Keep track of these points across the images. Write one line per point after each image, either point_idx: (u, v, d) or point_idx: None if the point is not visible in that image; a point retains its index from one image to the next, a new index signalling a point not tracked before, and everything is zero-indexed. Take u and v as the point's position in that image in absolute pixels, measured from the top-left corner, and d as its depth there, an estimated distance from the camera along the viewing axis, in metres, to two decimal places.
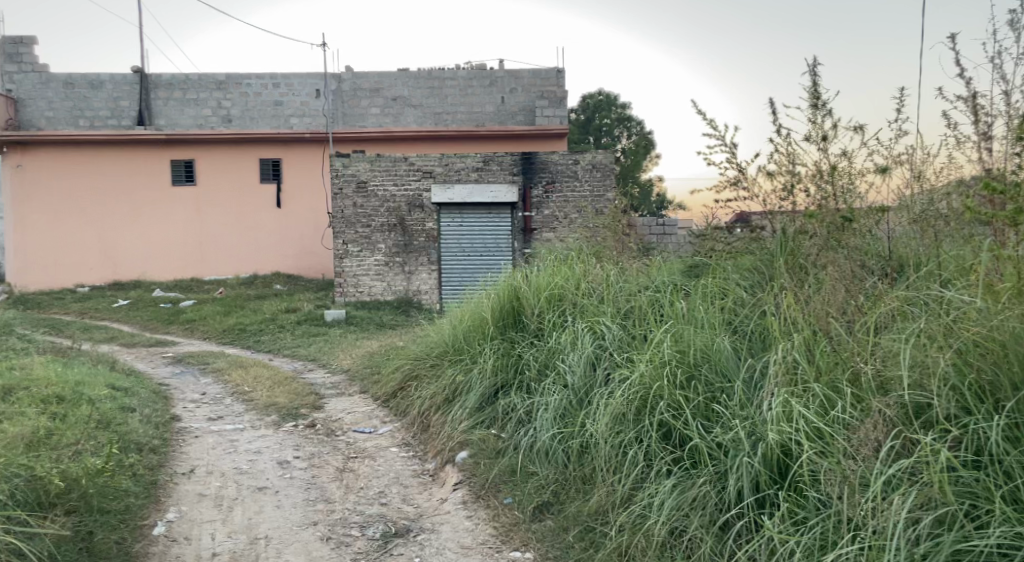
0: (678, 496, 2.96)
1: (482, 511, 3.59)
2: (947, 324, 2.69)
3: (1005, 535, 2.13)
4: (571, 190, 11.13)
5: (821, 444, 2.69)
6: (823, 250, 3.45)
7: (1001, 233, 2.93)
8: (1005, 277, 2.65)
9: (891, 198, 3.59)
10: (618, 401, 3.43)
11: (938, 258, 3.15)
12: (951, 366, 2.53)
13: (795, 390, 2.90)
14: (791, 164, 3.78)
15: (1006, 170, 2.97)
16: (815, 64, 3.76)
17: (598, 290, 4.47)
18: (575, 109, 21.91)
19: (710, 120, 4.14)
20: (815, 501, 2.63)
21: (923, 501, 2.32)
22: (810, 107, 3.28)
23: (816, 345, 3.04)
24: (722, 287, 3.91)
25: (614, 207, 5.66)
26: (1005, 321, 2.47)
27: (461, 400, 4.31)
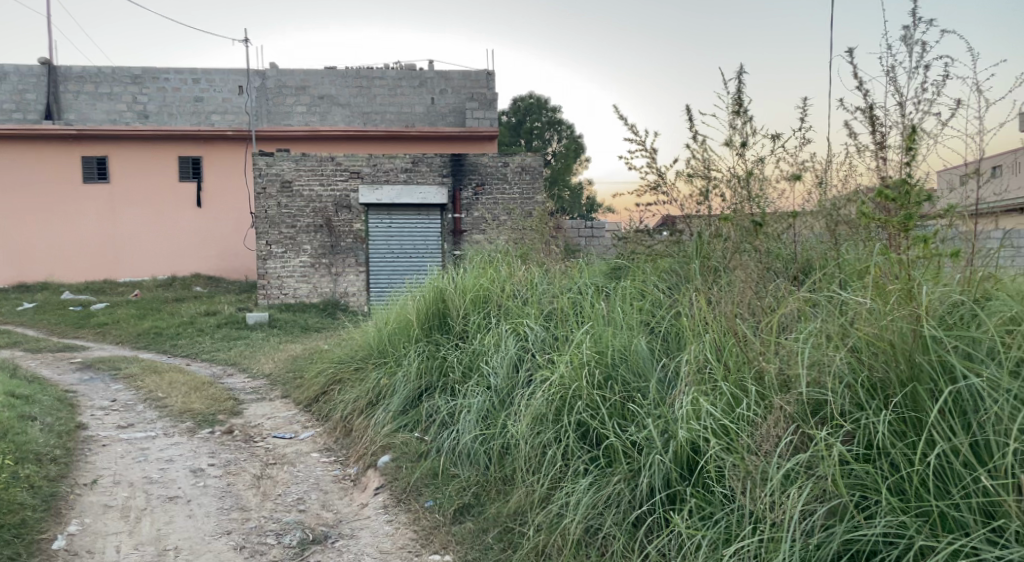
0: (594, 494, 3.00)
1: (403, 515, 3.54)
2: (843, 324, 2.84)
3: (890, 523, 2.27)
4: (501, 192, 11.19)
5: (726, 440, 2.79)
6: (734, 253, 3.57)
7: (893, 238, 3.10)
8: (895, 279, 2.81)
9: (802, 203, 3.75)
10: (538, 403, 3.47)
11: (838, 262, 3.31)
12: (846, 364, 2.68)
13: (703, 388, 3.00)
14: (707, 170, 3.91)
15: (897, 178, 3.14)
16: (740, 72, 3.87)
17: (522, 292, 4.52)
18: (507, 113, 21.94)
19: (631, 126, 4.23)
20: (721, 496, 2.72)
21: (818, 493, 2.46)
22: (732, 113, 3.35)
23: (725, 344, 3.15)
24: (641, 289, 4.01)
25: (537, 211, 5.72)
26: (894, 322, 2.62)
27: (385, 404, 4.27)
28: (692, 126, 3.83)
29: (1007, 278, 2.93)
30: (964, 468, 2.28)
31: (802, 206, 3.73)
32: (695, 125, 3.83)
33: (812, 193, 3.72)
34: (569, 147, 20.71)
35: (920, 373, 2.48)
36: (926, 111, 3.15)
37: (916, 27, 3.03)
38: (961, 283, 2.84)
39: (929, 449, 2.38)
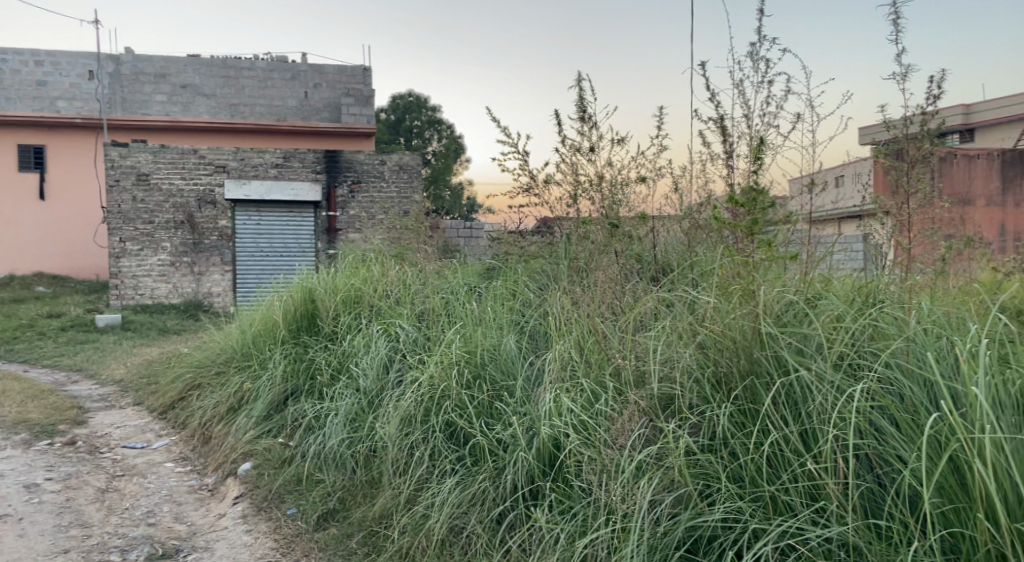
0: (459, 493, 3.01)
1: (263, 524, 3.40)
2: (693, 322, 3.01)
3: (728, 509, 2.42)
4: (377, 190, 11.04)
5: (585, 435, 2.88)
6: (598, 254, 3.70)
7: (739, 241, 3.30)
8: (737, 280, 3.04)
9: (667, 208, 3.96)
10: (406, 403, 3.43)
11: (690, 264, 3.50)
12: (694, 359, 2.86)
13: (564, 385, 3.09)
14: (574, 173, 4.00)
15: (744, 185, 3.35)
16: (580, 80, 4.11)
17: (394, 291, 4.47)
18: (383, 109, 21.69)
19: (505, 128, 4.30)
20: (580, 490, 2.79)
21: (667, 483, 2.58)
22: (577, 119, 3.48)
23: (587, 343, 3.26)
24: (513, 288, 4.09)
25: (402, 212, 5.70)
26: (737, 319, 2.82)
27: (248, 409, 4.10)
28: (562, 130, 3.90)
29: (833, 279, 3.21)
30: (793, 454, 2.47)
31: (670, 213, 3.94)
32: (563, 129, 3.92)
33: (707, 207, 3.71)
34: (448, 147, 20.72)
35: (758, 366, 2.69)
36: (769, 122, 3.39)
37: (762, 44, 3.26)
38: (799, 284, 3.08)
39: (764, 438, 2.57)
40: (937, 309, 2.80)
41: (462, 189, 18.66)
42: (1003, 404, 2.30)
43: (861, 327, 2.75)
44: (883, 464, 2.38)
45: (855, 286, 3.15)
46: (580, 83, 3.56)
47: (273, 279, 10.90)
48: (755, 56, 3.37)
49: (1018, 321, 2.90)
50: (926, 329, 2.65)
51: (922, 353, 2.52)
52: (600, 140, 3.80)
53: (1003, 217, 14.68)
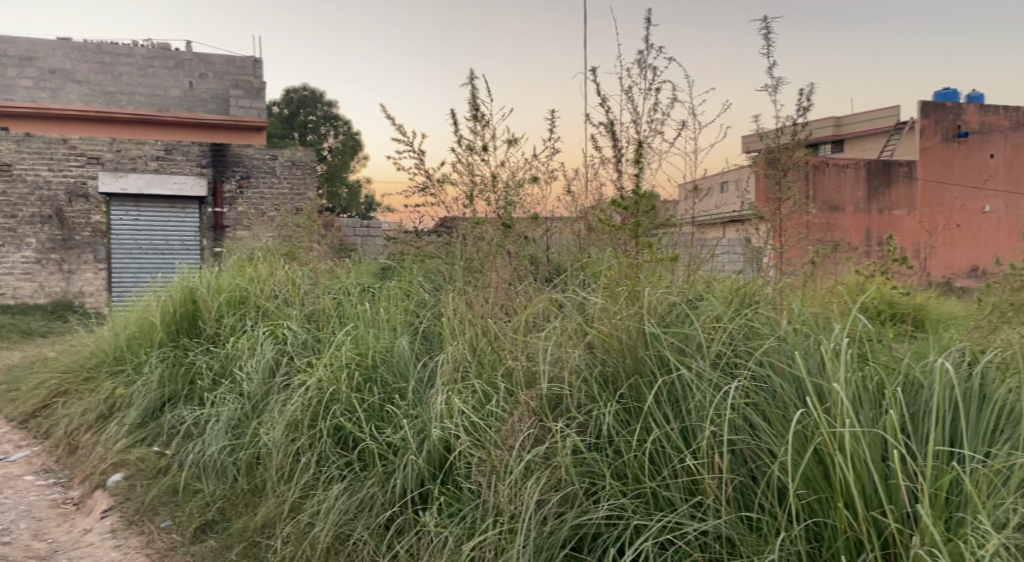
0: (347, 499, 2.93)
1: (134, 538, 3.17)
2: (582, 322, 3.06)
3: (612, 506, 2.48)
4: (267, 186, 10.63)
5: (476, 436, 2.86)
6: (491, 254, 3.67)
7: (626, 244, 3.38)
8: (623, 282, 3.12)
9: (564, 211, 3.99)
10: (293, 408, 3.29)
11: (582, 265, 3.57)
12: (582, 360, 2.91)
13: (456, 386, 3.06)
14: (469, 171, 3.93)
15: (630, 188, 3.44)
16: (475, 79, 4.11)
17: (282, 291, 4.31)
18: (278, 104, 20.98)
19: (399, 126, 4.22)
20: (469, 492, 2.77)
21: (554, 483, 2.60)
22: (470, 118, 3.46)
23: (479, 344, 3.25)
24: (406, 289, 4.03)
25: (290, 210, 5.52)
26: (622, 320, 2.89)
27: (120, 417, 3.86)
28: (457, 130, 3.86)
29: (713, 282, 3.35)
30: (674, 450, 2.56)
31: (567, 215, 3.98)
32: (457, 128, 3.89)
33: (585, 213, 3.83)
34: (345, 143, 20.22)
35: (643, 365, 2.77)
36: (656, 129, 3.51)
37: (651, 52, 3.37)
38: (682, 287, 3.20)
39: (647, 436, 2.64)
40: (805, 309, 2.98)
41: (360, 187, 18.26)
42: (861, 399, 2.47)
43: (738, 327, 2.89)
44: (755, 458, 2.50)
45: (733, 287, 3.30)
46: (472, 82, 3.55)
47: (151, 278, 10.24)
48: (643, 64, 3.49)
49: (874, 320, 3.14)
50: (795, 329, 2.81)
51: (792, 351, 2.67)
52: (491, 140, 3.80)
53: (868, 221, 15.61)
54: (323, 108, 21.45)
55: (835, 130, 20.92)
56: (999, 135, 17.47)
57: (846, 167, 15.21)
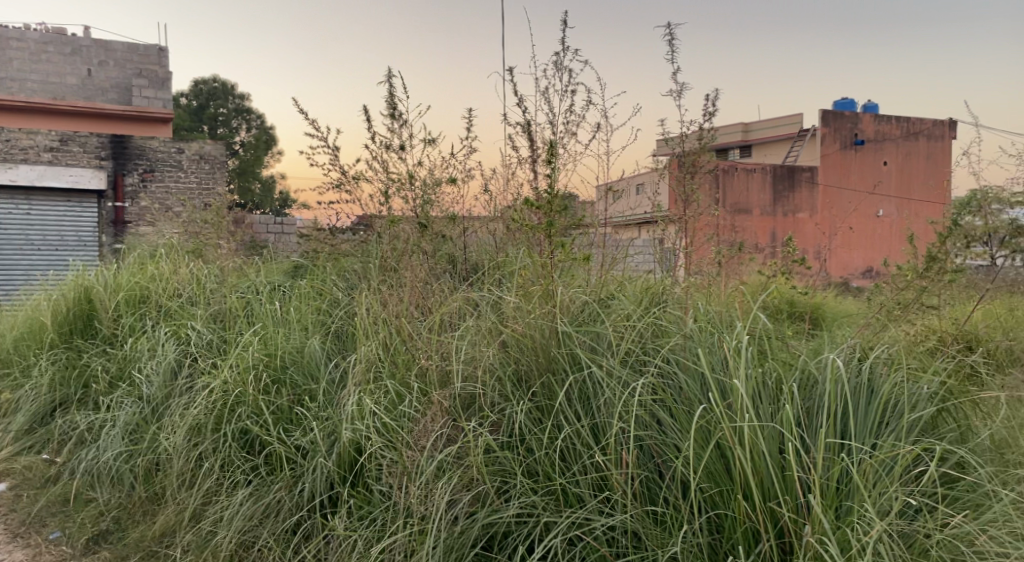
0: (252, 504, 2.84)
1: (17, 552, 2.94)
2: (496, 321, 3.06)
3: (522, 504, 2.49)
4: (173, 180, 10.21)
5: (388, 438, 2.80)
6: (405, 253, 3.62)
7: (540, 244, 3.40)
8: (536, 282, 3.14)
9: (484, 210, 3.96)
10: (196, 411, 3.15)
11: (497, 264, 3.58)
12: (496, 359, 2.91)
13: (368, 387, 2.99)
14: (383, 169, 3.86)
15: (543, 188, 3.47)
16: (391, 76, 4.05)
17: (186, 290, 4.13)
18: (186, 95, 20.14)
19: (312, 121, 4.03)
20: (379, 494, 2.73)
21: (466, 482, 2.59)
22: (386, 116, 3.40)
23: (392, 344, 3.19)
24: (319, 288, 3.93)
25: (195, 206, 5.31)
26: (535, 320, 2.92)
27: (5, 423, 3.61)
28: (372, 127, 3.79)
29: (624, 282, 3.42)
30: (584, 447, 2.60)
31: (487, 214, 3.95)
32: (371, 125, 3.84)
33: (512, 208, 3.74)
34: (259, 137, 19.60)
35: (556, 364, 2.80)
36: (570, 131, 3.56)
37: (567, 55, 3.42)
38: (594, 286, 3.24)
39: (558, 433, 2.68)
40: (710, 308, 3.09)
41: (274, 183, 17.75)
42: (761, 395, 2.58)
43: (647, 326, 2.96)
44: (661, 453, 2.57)
45: (644, 287, 3.38)
46: (387, 79, 3.50)
47: (42, 276, 9.61)
48: (557, 66, 3.53)
49: (774, 319, 3.29)
50: (701, 327, 2.91)
51: (697, 349, 2.75)
52: (407, 138, 3.76)
53: (777, 226, 16.35)
54: (235, 100, 20.72)
55: (744, 135, 21.99)
56: (891, 144, 18.56)
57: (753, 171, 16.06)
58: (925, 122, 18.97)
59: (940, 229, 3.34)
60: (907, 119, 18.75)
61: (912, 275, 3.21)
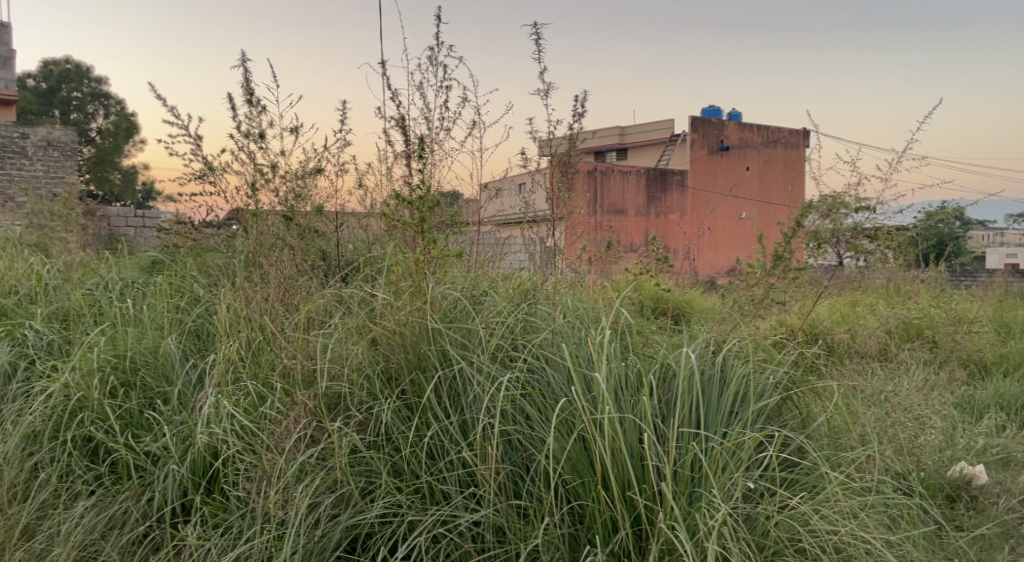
0: (95, 517, 2.63)
1: None
2: (365, 318, 2.98)
3: (386, 504, 2.45)
4: (15, 168, 9.39)
5: (247, 441, 2.67)
6: (270, 248, 3.47)
7: (412, 241, 3.35)
8: (407, 278, 3.10)
9: (358, 205, 3.86)
10: (31, 418, 2.88)
11: (369, 261, 3.50)
12: (365, 356, 2.82)
13: (226, 387, 2.81)
14: (249, 161, 3.68)
15: (415, 184, 3.42)
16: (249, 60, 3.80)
17: (24, 286, 3.77)
18: (35, 76, 18.43)
19: (171, 107, 3.82)
20: (236, 500, 2.59)
21: (329, 484, 2.52)
22: (245, 103, 3.24)
23: (256, 344, 3.02)
24: (178, 286, 3.70)
25: (35, 197, 4.87)
26: (404, 317, 2.86)
27: None
28: (235, 114, 3.60)
29: (497, 277, 3.43)
30: (452, 443, 2.60)
31: (361, 209, 3.85)
32: (234, 114, 3.64)
33: (376, 200, 3.69)
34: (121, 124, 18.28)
35: (426, 361, 2.77)
36: (444, 127, 3.53)
37: (440, 49, 3.40)
38: (467, 282, 3.24)
39: (426, 430, 2.65)
40: (577, 305, 3.17)
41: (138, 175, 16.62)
42: (622, 388, 2.66)
43: (517, 321, 2.98)
44: (527, 448, 2.61)
45: (516, 283, 3.41)
46: (248, 64, 3.34)
47: None
48: (431, 61, 3.49)
49: (639, 315, 3.41)
50: (568, 323, 2.97)
51: (564, 345, 2.81)
52: (272, 127, 3.60)
53: (648, 227, 17.10)
54: (93, 84, 19.22)
55: (620, 138, 22.76)
56: (752, 152, 19.72)
57: (628, 173, 16.60)
58: (781, 129, 20.40)
59: (787, 230, 3.58)
60: (767, 126, 20.01)
61: (761, 272, 3.42)
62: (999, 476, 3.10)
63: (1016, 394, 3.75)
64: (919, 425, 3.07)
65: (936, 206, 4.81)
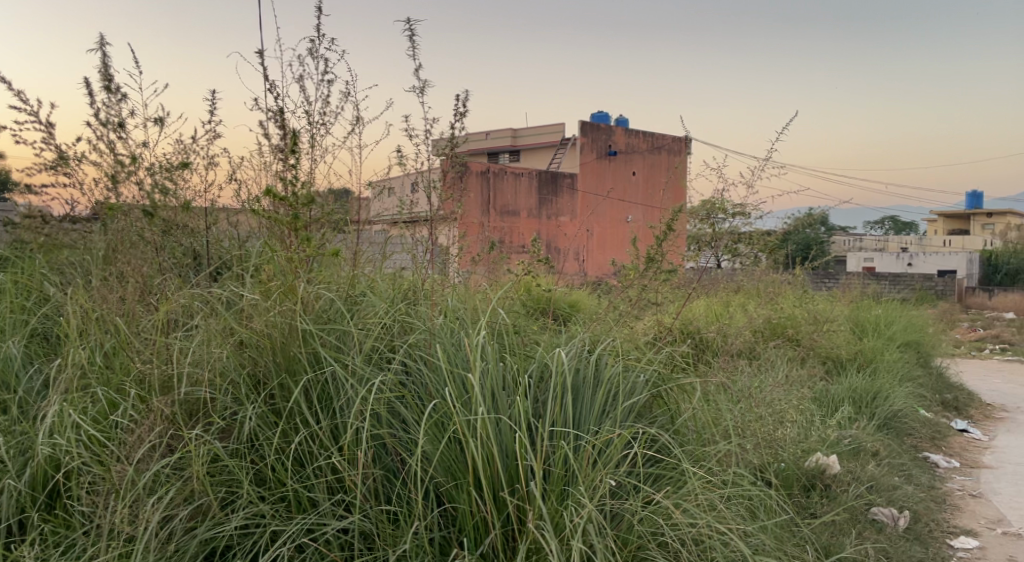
0: None
1: None
2: (232, 319, 2.83)
3: (247, 514, 2.33)
4: None
5: (95, 452, 2.46)
6: (128, 247, 3.22)
7: (286, 238, 3.21)
8: (276, 277, 2.96)
9: (231, 200, 3.68)
10: None
11: (238, 258, 3.33)
12: (230, 360, 2.68)
13: (72, 394, 2.59)
14: (108, 151, 3.43)
15: (288, 180, 3.28)
16: (105, 43, 3.46)
17: None
18: None
19: (17, 91, 3.49)
20: (80, 517, 2.39)
21: (186, 495, 2.37)
22: (102, 88, 3.00)
23: (109, 348, 2.81)
24: (25, 285, 3.39)
25: None
26: (273, 319, 2.72)
27: None
28: (92, 101, 3.34)
29: (376, 276, 3.36)
30: (320, 449, 2.51)
31: (234, 205, 3.67)
32: (90, 100, 3.37)
33: (249, 195, 3.53)
34: None
35: (295, 363, 2.65)
36: (323, 121, 3.40)
37: (320, 42, 3.29)
38: (342, 281, 3.14)
39: (293, 436, 2.54)
40: (456, 306, 3.15)
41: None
42: (496, 389, 2.65)
43: (393, 321, 2.92)
44: (400, 451, 2.55)
45: (396, 282, 3.36)
46: (105, 46, 3.09)
47: None
48: (310, 53, 3.36)
49: (519, 316, 3.44)
50: (445, 324, 2.94)
51: (441, 346, 2.77)
52: (134, 116, 3.37)
53: (540, 230, 17.30)
54: None
55: (514, 139, 23.07)
56: (638, 156, 20.35)
57: (521, 175, 16.79)
58: (665, 134, 21.19)
59: (660, 232, 3.71)
60: (652, 133, 20.78)
61: (636, 275, 3.58)
62: (849, 465, 3.33)
63: (867, 388, 4.06)
64: (777, 419, 3.25)
65: (802, 212, 5.12)
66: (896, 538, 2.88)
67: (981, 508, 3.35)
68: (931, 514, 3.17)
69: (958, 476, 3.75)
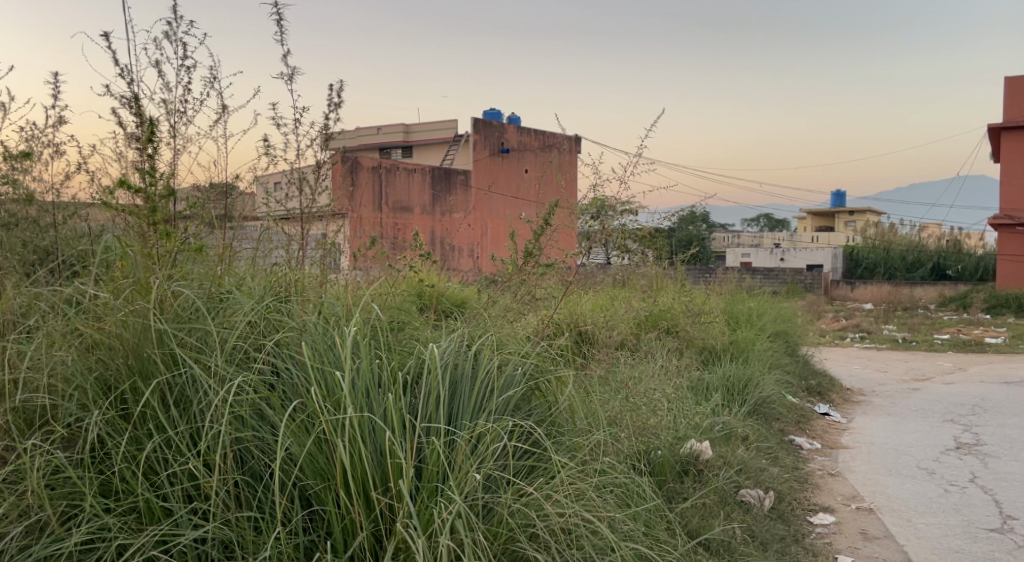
0: None
1: None
2: (79, 320, 2.62)
3: (90, 527, 2.15)
4: None
5: None
6: None
7: (144, 233, 3.01)
8: (129, 274, 2.76)
9: (84, 193, 3.42)
10: None
11: (90, 255, 3.09)
12: (75, 363, 2.48)
13: None
14: None
15: (144, 172, 3.06)
16: None
17: None
18: None
19: None
20: None
21: (20, 511, 2.17)
22: None
23: None
24: None
25: None
26: (123, 318, 2.53)
27: None
28: None
29: (246, 272, 3.21)
30: (176, 456, 2.36)
31: (87, 199, 3.42)
32: None
33: (102, 187, 3.29)
34: None
35: (148, 365, 2.48)
36: (183, 110, 3.20)
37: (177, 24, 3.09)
38: (206, 278, 2.98)
39: (146, 443, 2.37)
40: (329, 303, 3.05)
41: None
42: (368, 387, 2.57)
43: (260, 320, 2.79)
44: (264, 454, 2.43)
45: (267, 278, 3.22)
46: None
47: None
48: (166, 37, 3.14)
49: (397, 312, 3.38)
50: (316, 322, 2.84)
51: (310, 345, 2.67)
52: None
53: (433, 227, 17.30)
54: None
55: (407, 138, 22.84)
56: (531, 156, 20.69)
57: (411, 171, 16.75)
58: (559, 134, 21.61)
59: (537, 227, 3.74)
60: (545, 133, 21.19)
61: (514, 270, 3.69)
62: (721, 450, 3.47)
63: (740, 376, 4.26)
64: (652, 409, 3.34)
65: (685, 210, 5.29)
66: (760, 518, 3.01)
67: (838, 486, 3.59)
68: (793, 493, 3.36)
69: (820, 457, 4.00)
